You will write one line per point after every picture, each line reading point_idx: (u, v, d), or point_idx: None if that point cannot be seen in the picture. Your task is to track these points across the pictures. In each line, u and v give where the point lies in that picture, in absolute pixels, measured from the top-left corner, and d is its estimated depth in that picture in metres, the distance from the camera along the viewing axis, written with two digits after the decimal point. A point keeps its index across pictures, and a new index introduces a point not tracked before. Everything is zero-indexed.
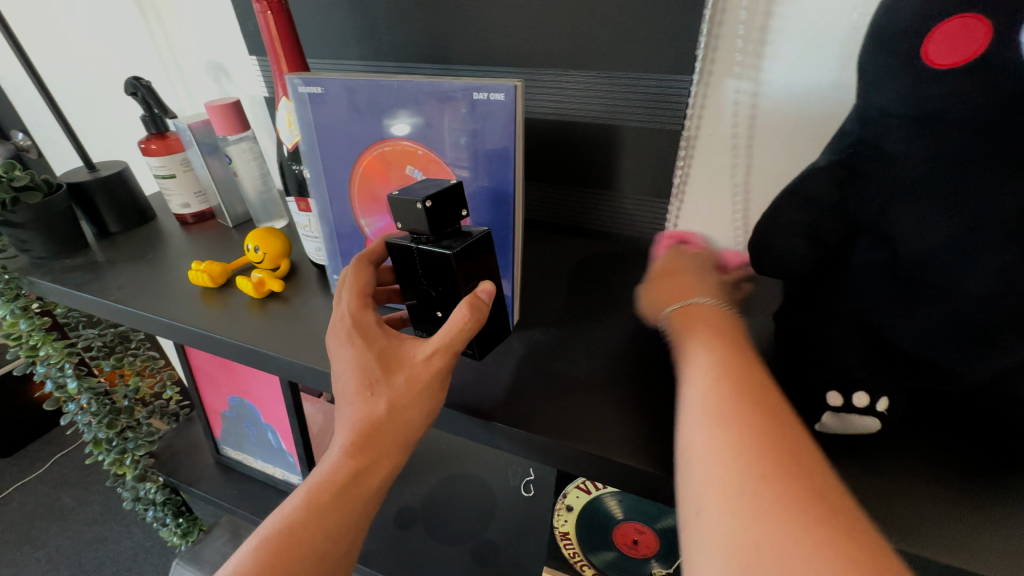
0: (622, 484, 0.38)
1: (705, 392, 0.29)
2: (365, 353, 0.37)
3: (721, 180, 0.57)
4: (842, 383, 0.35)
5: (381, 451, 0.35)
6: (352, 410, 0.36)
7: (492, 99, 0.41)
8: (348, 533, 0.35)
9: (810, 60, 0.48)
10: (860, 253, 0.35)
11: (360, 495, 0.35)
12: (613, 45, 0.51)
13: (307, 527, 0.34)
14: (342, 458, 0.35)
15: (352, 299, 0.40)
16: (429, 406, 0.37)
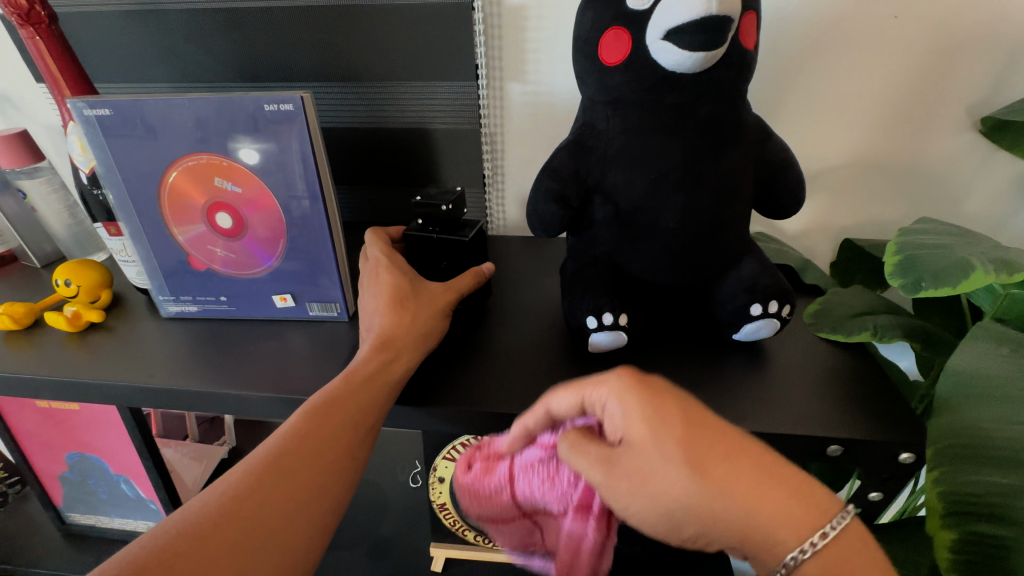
0: (450, 426, 0.45)
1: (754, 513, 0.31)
2: (395, 278, 0.48)
3: (520, 170, 0.66)
4: (596, 309, 0.44)
5: (401, 348, 0.44)
6: (382, 317, 0.45)
7: (283, 109, 0.45)
8: (375, 409, 0.41)
9: (562, 64, 0.59)
10: (598, 209, 0.45)
11: (387, 380, 0.42)
12: (409, 58, 0.58)
13: (345, 400, 0.40)
14: (370, 353, 0.43)
15: (376, 253, 0.50)
16: (438, 324, 0.47)
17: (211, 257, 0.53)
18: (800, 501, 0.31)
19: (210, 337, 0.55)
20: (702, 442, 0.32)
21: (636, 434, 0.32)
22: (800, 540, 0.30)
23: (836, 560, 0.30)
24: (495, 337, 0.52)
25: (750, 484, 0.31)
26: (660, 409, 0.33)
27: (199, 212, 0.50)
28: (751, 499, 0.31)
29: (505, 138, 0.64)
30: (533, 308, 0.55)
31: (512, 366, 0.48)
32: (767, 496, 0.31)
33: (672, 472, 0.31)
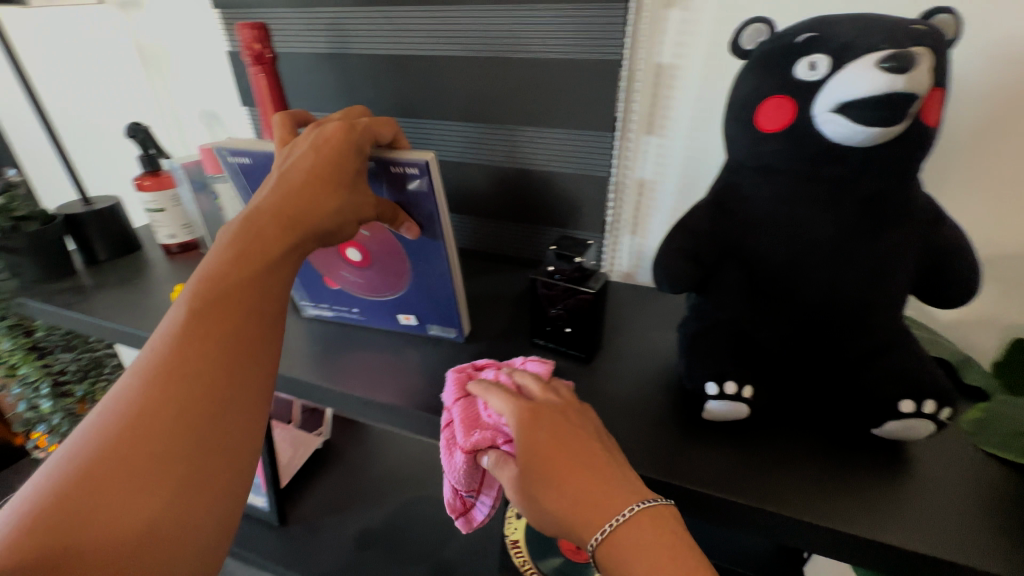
0: None
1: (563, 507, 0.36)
2: (233, 242, 0.39)
3: (644, 219, 0.67)
4: (717, 375, 0.43)
5: (208, 343, 0.35)
6: (176, 310, 0.36)
7: (410, 173, 0.46)
8: (180, 419, 0.33)
9: (703, 121, 0.59)
10: (731, 271, 0.44)
11: (182, 382, 0.34)
12: (551, 107, 0.62)
13: (124, 433, 0.32)
14: (147, 366, 0.34)
15: (302, 150, 0.43)
16: (253, 281, 0.38)
17: (344, 280, 0.58)
18: (619, 497, 0.35)
19: (339, 339, 0.60)
20: (565, 448, 0.37)
21: (517, 417, 0.39)
22: (598, 526, 0.35)
23: (641, 533, 0.34)
24: (601, 384, 0.52)
25: (580, 486, 0.36)
26: (557, 436, 0.38)
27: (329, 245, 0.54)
28: (571, 503, 0.36)
29: (638, 190, 0.65)
30: (642, 361, 0.54)
31: (618, 419, 0.47)
32: (581, 501, 0.35)
33: (533, 462, 0.37)
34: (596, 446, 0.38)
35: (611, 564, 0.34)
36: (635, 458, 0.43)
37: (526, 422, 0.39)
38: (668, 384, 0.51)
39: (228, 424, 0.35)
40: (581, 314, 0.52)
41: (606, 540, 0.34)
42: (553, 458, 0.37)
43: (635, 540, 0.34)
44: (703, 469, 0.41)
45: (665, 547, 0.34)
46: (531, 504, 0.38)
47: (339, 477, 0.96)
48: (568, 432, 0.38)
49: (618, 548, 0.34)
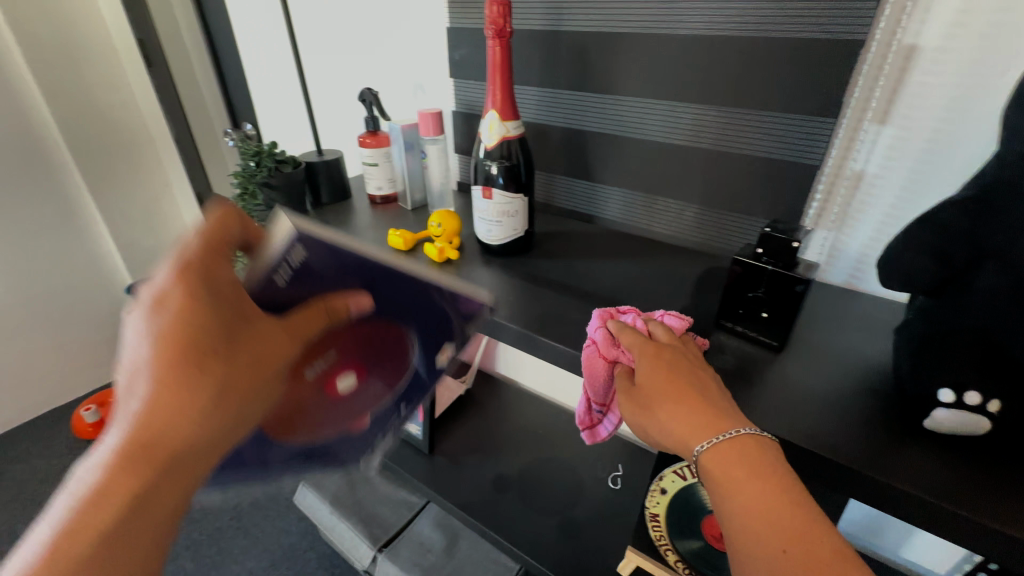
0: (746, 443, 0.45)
1: (672, 419, 0.44)
2: (137, 415, 0.37)
3: (853, 214, 0.62)
4: (955, 382, 0.39)
5: (126, 480, 0.37)
6: (95, 465, 0.37)
7: (293, 251, 0.40)
8: (103, 548, 0.37)
9: (954, 111, 0.53)
10: (986, 275, 0.40)
11: (111, 519, 0.37)
12: (765, 90, 0.61)
13: (68, 555, 0.35)
14: (79, 510, 0.36)
15: (161, 309, 0.37)
16: (156, 430, 0.37)
17: (370, 400, 0.50)
18: (726, 420, 0.42)
19: (526, 293, 0.66)
20: (683, 380, 0.45)
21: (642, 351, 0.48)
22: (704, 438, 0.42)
23: (741, 450, 0.41)
24: (795, 375, 0.50)
25: (691, 408, 0.43)
26: (676, 369, 0.46)
27: (321, 396, 0.46)
28: (681, 421, 0.43)
29: (856, 182, 0.61)
30: (841, 361, 0.52)
31: (818, 410, 0.46)
32: (689, 418, 0.43)
33: (654, 385, 0.46)
34: (708, 382, 0.46)
35: (714, 469, 0.41)
36: (844, 450, 0.42)
37: (650, 355, 0.48)
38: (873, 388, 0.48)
39: (173, 520, 0.40)
40: (786, 301, 0.50)
41: (712, 448, 0.41)
42: (670, 384, 0.45)
43: (734, 453, 0.41)
44: (927, 476, 0.39)
45: (763, 469, 0.40)
46: (647, 420, 0.45)
47: (478, 424, 1.05)
48: (684, 368, 0.47)
49: (721, 460, 0.40)
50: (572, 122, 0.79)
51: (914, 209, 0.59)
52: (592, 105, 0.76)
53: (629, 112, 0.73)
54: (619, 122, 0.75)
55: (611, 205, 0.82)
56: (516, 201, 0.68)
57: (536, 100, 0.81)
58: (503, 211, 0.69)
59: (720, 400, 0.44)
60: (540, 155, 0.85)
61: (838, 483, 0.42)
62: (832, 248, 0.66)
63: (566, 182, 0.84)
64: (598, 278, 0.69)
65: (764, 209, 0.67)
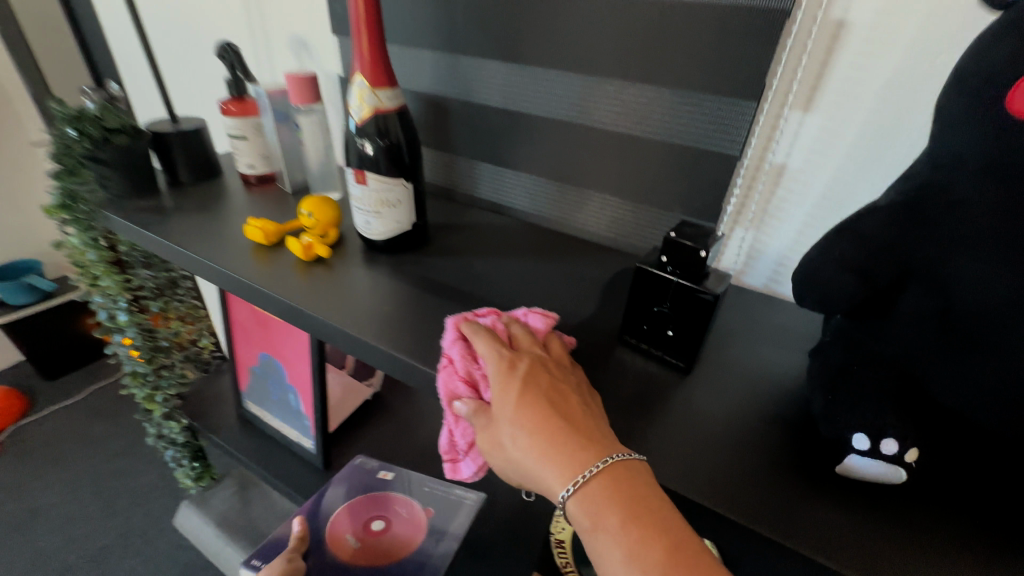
0: None
1: (533, 455, 0.37)
2: None
3: (773, 211, 0.56)
4: (870, 426, 0.33)
5: None
6: None
7: (251, 566, 0.69)
8: None
9: (880, 100, 0.47)
10: (912, 298, 0.35)
11: None
12: (682, 67, 0.53)
13: None
14: None
15: None
16: None
17: (404, 520, 0.76)
18: (588, 450, 0.36)
19: (408, 301, 0.56)
20: (538, 398, 0.39)
21: (497, 370, 0.41)
22: (571, 479, 0.36)
23: (616, 487, 0.35)
24: (702, 403, 0.43)
25: (557, 441, 0.37)
26: (532, 386, 0.40)
27: (381, 546, 0.73)
28: (539, 457, 0.37)
29: (777, 176, 0.55)
30: (752, 381, 0.46)
31: (722, 448, 0.39)
32: (555, 454, 0.37)
33: (508, 410, 0.39)
34: (567, 396, 0.40)
35: (586, 516, 0.35)
36: (744, 506, 0.35)
37: (506, 374, 0.40)
38: (785, 417, 0.42)
39: None
40: (691, 318, 0.43)
41: (579, 492, 0.35)
42: (530, 411, 0.38)
43: (607, 494, 0.35)
44: (829, 535, 0.33)
45: (642, 504, 0.35)
46: (504, 453, 0.39)
47: (385, 433, 0.95)
48: (546, 385, 0.40)
49: (596, 505, 0.35)
50: (473, 95, 0.68)
51: (834, 209, 0.53)
52: (494, 77, 0.65)
53: (535, 86, 0.63)
54: (524, 98, 0.64)
55: (520, 193, 0.72)
56: (397, 187, 0.57)
57: (432, 67, 0.69)
58: (383, 200, 0.57)
59: (580, 420, 0.38)
60: (440, 133, 0.74)
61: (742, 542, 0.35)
62: (750, 248, 0.60)
63: (470, 166, 0.74)
64: (497, 280, 0.59)
65: (681, 203, 0.60)
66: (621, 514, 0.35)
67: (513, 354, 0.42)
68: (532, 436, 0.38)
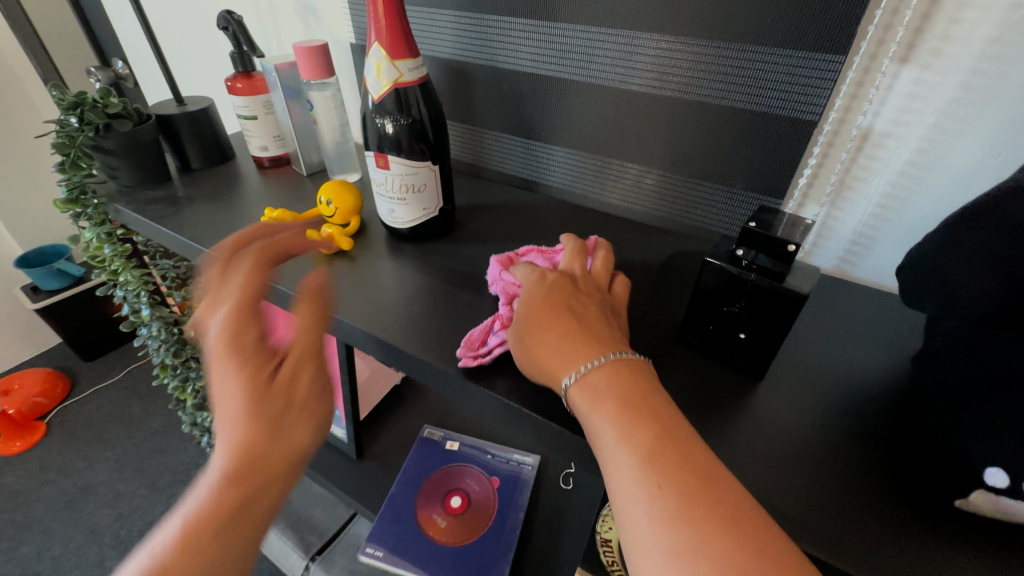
0: None
1: (542, 350, 0.37)
2: None
3: (854, 184, 0.49)
4: (1013, 461, 0.27)
5: None
6: None
7: (374, 553, 0.73)
8: None
9: (1005, 46, 0.38)
10: None
11: None
12: (750, 15, 0.45)
13: None
14: None
15: None
16: None
17: (477, 492, 0.80)
18: (598, 346, 0.35)
19: (440, 297, 0.51)
20: (558, 303, 0.39)
21: (528, 283, 0.42)
22: (577, 367, 0.34)
23: (616, 374, 0.33)
24: (781, 418, 0.38)
25: (569, 337, 0.36)
26: (557, 292, 0.40)
27: (463, 519, 0.77)
28: (555, 348, 0.36)
29: (861, 143, 0.47)
30: (836, 386, 0.40)
31: (810, 475, 0.34)
32: (566, 347, 0.36)
33: (529, 309, 0.39)
34: (594, 307, 0.39)
35: (586, 404, 0.33)
36: (844, 548, 0.30)
37: (533, 283, 0.41)
38: (880, 434, 0.36)
39: None
40: (772, 321, 0.37)
41: (584, 377, 0.34)
42: (547, 311, 0.38)
43: (621, 403, 0.32)
44: None
45: (640, 392, 0.32)
46: (526, 351, 0.38)
47: (416, 420, 0.92)
48: (569, 294, 0.40)
49: (592, 386, 0.33)
50: (500, 59, 0.60)
51: (931, 180, 0.45)
52: (524, 37, 0.57)
53: (571, 45, 0.55)
54: (559, 60, 0.57)
55: (553, 168, 0.65)
56: (422, 169, 0.51)
57: (453, 28, 0.61)
58: (406, 185, 0.51)
59: (600, 327, 0.37)
60: (463, 103, 0.67)
61: None
62: (822, 225, 0.52)
63: (497, 139, 0.67)
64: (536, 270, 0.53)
65: (744, 177, 0.52)
66: (614, 396, 0.32)
67: (542, 270, 0.43)
68: (546, 334, 0.37)
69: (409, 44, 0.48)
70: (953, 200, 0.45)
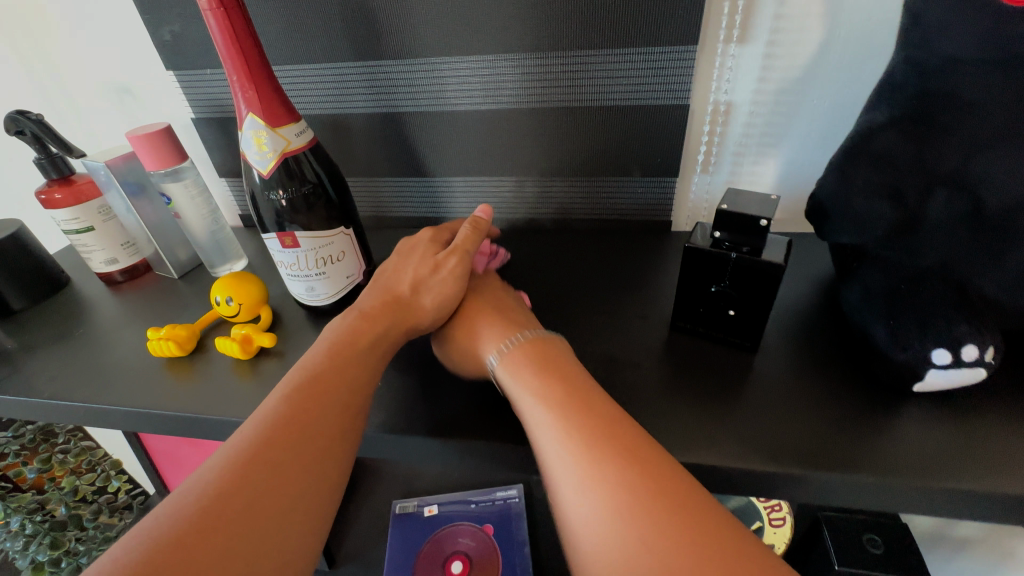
0: (762, 494, 0.35)
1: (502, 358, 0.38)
2: None
3: (726, 151, 0.56)
4: (950, 339, 0.33)
5: None
6: None
7: None
8: None
9: (815, 17, 0.46)
10: (939, 205, 0.35)
11: None
12: (610, 21, 0.49)
13: None
14: None
15: None
16: None
17: (474, 547, 0.75)
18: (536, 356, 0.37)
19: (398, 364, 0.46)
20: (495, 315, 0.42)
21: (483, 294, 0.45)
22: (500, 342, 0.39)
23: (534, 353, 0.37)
24: (759, 366, 0.41)
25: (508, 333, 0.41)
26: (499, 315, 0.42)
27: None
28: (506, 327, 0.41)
29: (726, 116, 0.54)
30: (786, 323, 0.45)
31: (806, 407, 0.37)
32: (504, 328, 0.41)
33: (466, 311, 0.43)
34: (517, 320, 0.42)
35: (512, 378, 0.37)
36: (862, 460, 0.33)
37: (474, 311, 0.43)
38: (833, 353, 0.41)
39: None
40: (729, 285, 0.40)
41: (506, 355, 0.38)
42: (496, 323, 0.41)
43: (555, 392, 0.34)
44: (941, 448, 0.33)
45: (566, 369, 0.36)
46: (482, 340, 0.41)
47: (382, 501, 0.83)
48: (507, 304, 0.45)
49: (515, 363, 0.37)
50: (375, 102, 0.57)
51: (785, 135, 0.53)
52: (395, 78, 0.55)
53: (448, 76, 0.54)
54: (436, 94, 0.56)
55: (457, 200, 0.64)
56: (337, 237, 0.46)
57: (315, 81, 0.57)
58: (323, 258, 0.46)
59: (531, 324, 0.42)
60: (346, 156, 0.63)
61: (875, 500, 0.33)
62: (711, 193, 0.59)
63: (392, 184, 0.64)
64: None
65: (642, 164, 0.57)
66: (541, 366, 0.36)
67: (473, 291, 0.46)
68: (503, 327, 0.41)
69: (288, 114, 0.44)
70: (804, 145, 0.54)
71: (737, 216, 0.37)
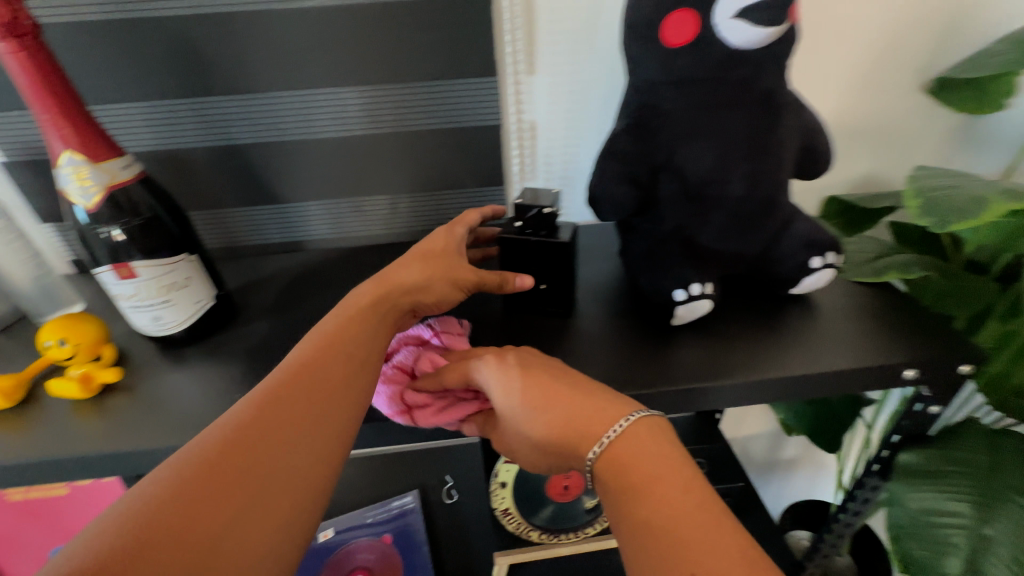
0: None
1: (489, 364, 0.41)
2: None
3: (540, 160, 0.67)
4: (682, 282, 0.47)
5: None
6: None
7: None
8: None
9: (581, 52, 0.59)
10: (665, 186, 0.47)
11: None
12: (422, 57, 0.57)
13: None
14: None
15: None
16: None
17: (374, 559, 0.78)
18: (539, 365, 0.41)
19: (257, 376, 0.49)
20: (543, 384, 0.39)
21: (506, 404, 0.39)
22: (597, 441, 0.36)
23: (645, 437, 0.36)
24: (571, 326, 0.51)
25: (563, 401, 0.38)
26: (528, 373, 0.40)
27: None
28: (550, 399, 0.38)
29: (533, 131, 0.65)
30: (591, 291, 0.56)
31: (602, 350, 0.47)
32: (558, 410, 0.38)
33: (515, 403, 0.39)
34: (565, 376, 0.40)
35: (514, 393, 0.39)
36: (636, 379, 0.44)
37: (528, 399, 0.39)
38: (623, 308, 0.53)
39: None
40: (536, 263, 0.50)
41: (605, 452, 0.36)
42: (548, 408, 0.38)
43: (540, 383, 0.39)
44: (690, 360, 0.45)
45: (662, 451, 0.36)
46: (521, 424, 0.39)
47: None
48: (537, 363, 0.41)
49: (627, 454, 0.35)
50: (212, 135, 0.60)
51: (580, 145, 0.66)
52: (229, 112, 0.58)
53: (285, 109, 0.59)
54: (276, 125, 0.60)
55: (311, 223, 0.68)
56: (179, 264, 0.47)
57: (143, 118, 0.57)
58: (166, 285, 0.47)
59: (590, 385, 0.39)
60: (188, 190, 0.63)
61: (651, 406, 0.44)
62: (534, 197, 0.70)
63: (241, 214, 0.66)
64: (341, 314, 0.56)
65: (474, 178, 0.66)
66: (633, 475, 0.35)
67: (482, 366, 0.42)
68: (546, 408, 0.38)
69: (111, 149, 0.45)
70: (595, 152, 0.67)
71: (529, 207, 0.47)
